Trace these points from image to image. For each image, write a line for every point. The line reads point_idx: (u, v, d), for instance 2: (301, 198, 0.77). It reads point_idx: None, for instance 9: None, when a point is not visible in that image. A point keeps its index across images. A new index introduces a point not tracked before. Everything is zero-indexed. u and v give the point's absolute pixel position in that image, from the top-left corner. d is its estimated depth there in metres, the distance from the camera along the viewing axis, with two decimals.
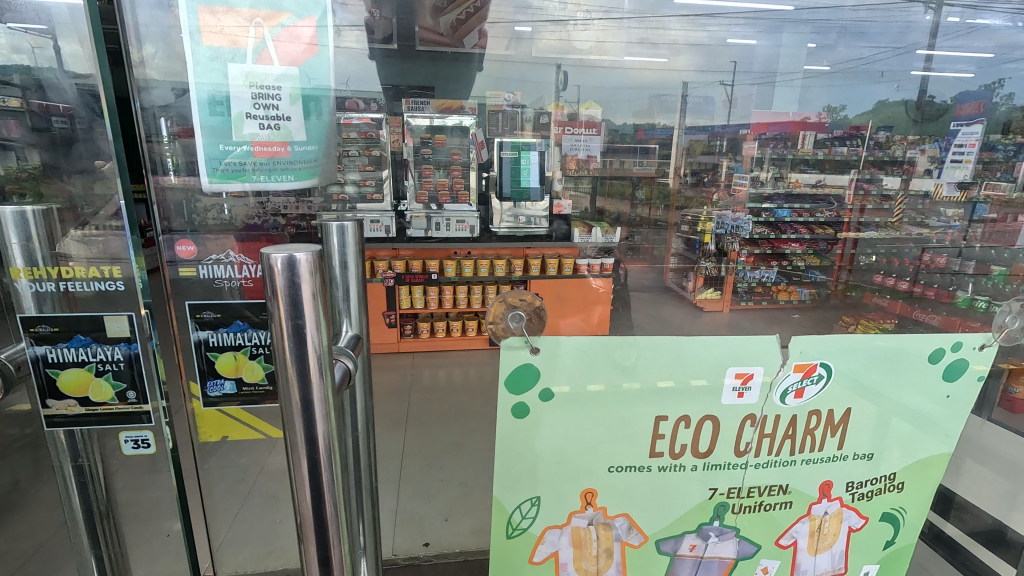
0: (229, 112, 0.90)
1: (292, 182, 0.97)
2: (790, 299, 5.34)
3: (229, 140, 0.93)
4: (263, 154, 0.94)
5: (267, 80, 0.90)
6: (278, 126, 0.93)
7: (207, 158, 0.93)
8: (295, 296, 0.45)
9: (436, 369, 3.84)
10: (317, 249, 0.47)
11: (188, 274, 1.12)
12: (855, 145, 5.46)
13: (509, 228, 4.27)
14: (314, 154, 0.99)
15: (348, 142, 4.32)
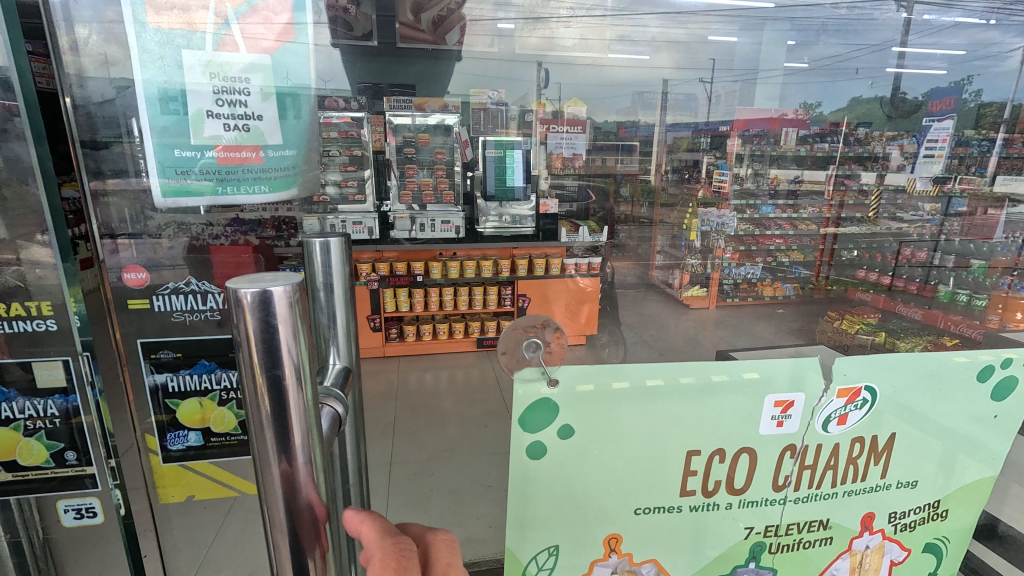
0: (184, 110, 0.83)
1: (265, 193, 0.91)
2: (775, 294, 5.42)
3: (189, 144, 0.86)
4: (230, 160, 0.87)
5: (232, 72, 0.83)
6: (246, 127, 0.86)
7: (160, 165, 0.86)
8: (268, 334, 0.41)
9: (423, 373, 3.76)
10: (298, 281, 0.43)
11: (140, 306, 1.04)
12: (834, 141, 5.42)
13: (495, 228, 4.15)
14: (292, 159, 0.92)
15: (328, 142, 4.19)
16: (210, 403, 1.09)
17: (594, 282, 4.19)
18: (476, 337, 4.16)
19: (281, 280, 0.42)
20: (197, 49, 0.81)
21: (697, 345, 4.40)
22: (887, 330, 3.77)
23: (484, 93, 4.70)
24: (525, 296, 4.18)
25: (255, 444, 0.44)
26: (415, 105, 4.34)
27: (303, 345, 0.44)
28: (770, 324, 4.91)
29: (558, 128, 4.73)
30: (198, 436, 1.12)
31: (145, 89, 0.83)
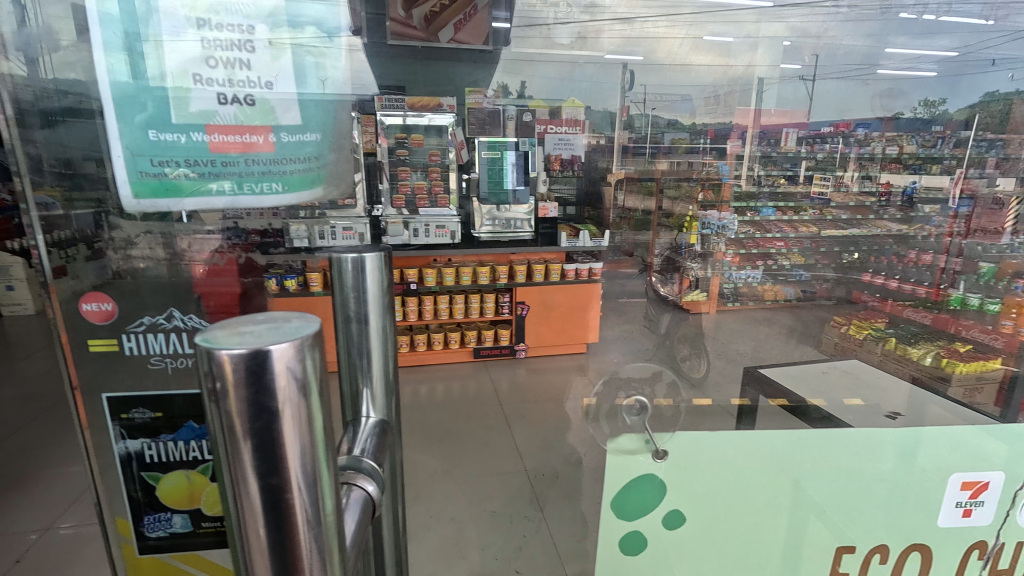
0: (170, 80, 0.59)
1: (280, 191, 0.65)
2: (775, 298, 5.41)
3: (172, 125, 0.60)
4: (227, 147, 0.61)
5: (234, 34, 0.59)
6: (251, 100, 0.61)
7: (133, 152, 0.61)
8: (262, 391, 0.32)
9: (419, 386, 3.57)
10: (306, 329, 0.35)
11: (107, 348, 0.80)
12: (836, 143, 5.34)
13: (490, 233, 4.03)
14: (314, 146, 0.65)
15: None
16: (199, 478, 0.84)
17: (594, 287, 4.09)
18: (473, 347, 3.98)
19: (285, 329, 0.33)
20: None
21: (701, 352, 4.31)
22: (897, 335, 3.71)
23: (479, 92, 4.44)
24: (524, 304, 4.01)
25: (242, 527, 0.35)
26: (409, 105, 4.16)
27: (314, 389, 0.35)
28: (772, 328, 4.84)
29: (556, 128, 4.56)
30: (186, 519, 0.87)
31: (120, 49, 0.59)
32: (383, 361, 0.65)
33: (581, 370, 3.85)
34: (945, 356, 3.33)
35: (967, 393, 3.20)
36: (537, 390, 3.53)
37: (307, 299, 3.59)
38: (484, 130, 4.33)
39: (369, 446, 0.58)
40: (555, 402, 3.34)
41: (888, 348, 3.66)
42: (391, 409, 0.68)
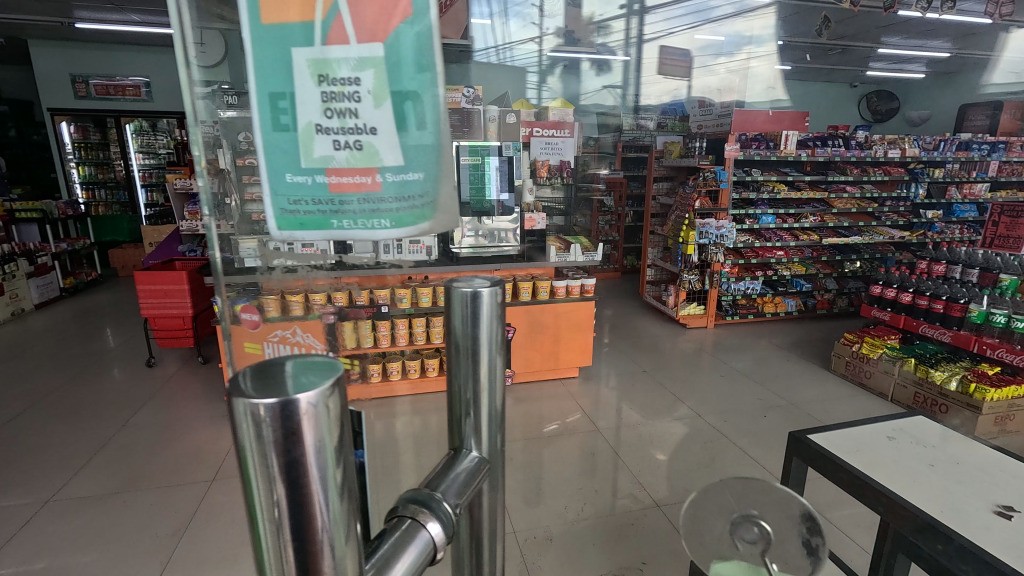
0: (293, 119, 0.45)
1: (390, 231, 0.49)
2: (776, 311, 5.03)
3: (298, 166, 0.47)
4: (342, 189, 0.47)
5: (342, 72, 0.45)
6: (359, 143, 0.46)
7: (274, 188, 0.48)
8: (288, 435, 0.34)
9: None
10: (325, 373, 0.37)
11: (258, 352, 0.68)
12: (837, 146, 4.96)
13: (471, 250, 3.51)
14: (421, 186, 0.48)
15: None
16: None
17: (588, 306, 3.73)
18: None
19: (320, 375, 0.36)
20: (299, 34, 0.44)
21: (700, 371, 4.02)
22: (916, 356, 3.44)
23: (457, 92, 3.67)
24: (510, 326, 3.56)
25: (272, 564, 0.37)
26: None
27: (331, 430, 0.36)
28: (772, 343, 4.59)
29: (542, 133, 4.29)
30: None
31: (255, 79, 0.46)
32: (490, 393, 0.60)
33: (574, 398, 3.53)
34: (973, 380, 3.03)
35: (996, 419, 2.98)
36: (531, 421, 3.20)
37: None
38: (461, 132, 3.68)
39: (455, 487, 0.54)
40: (550, 437, 3.02)
41: (906, 370, 3.37)
42: (495, 446, 0.62)
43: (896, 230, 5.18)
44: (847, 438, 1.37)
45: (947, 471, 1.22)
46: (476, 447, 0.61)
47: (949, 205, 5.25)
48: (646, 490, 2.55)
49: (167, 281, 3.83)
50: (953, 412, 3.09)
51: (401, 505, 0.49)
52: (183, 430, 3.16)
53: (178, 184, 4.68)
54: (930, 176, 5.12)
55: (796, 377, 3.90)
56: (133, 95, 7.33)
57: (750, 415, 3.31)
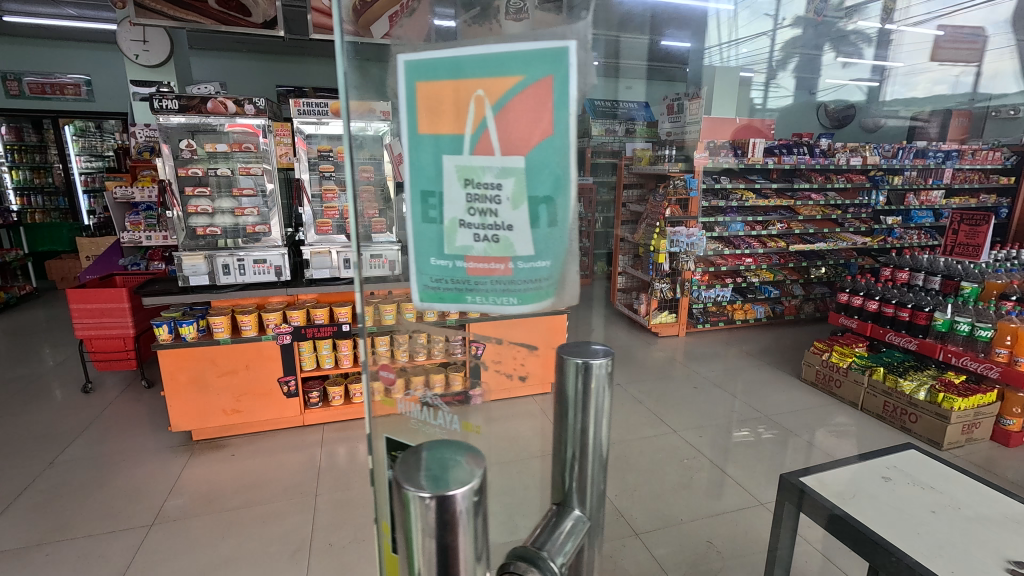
0: (439, 215, 0.44)
1: (518, 307, 0.47)
2: (746, 318, 5.12)
3: (440, 251, 0.46)
4: (476, 273, 0.45)
5: (486, 177, 0.42)
6: (494, 236, 0.44)
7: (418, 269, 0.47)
8: (442, 523, 0.41)
9: (355, 444, 3.10)
10: (473, 472, 0.43)
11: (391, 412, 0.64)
12: (801, 154, 5.00)
13: None
14: (550, 275, 0.45)
15: (193, 162, 2.93)
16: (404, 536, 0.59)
17: None
18: None
19: (464, 468, 0.43)
20: (450, 141, 0.42)
21: (673, 382, 3.97)
22: (884, 365, 3.46)
23: None
24: None
25: None
26: (331, 112, 3.00)
27: (473, 512, 0.42)
28: (743, 350, 4.60)
29: None
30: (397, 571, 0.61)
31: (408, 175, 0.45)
32: (594, 452, 0.58)
33: None
34: (941, 390, 3.06)
35: (963, 428, 3.01)
36: None
37: (208, 347, 2.90)
38: None
39: (560, 549, 0.53)
40: None
41: (875, 379, 3.40)
42: (594, 507, 0.60)
43: (859, 236, 5.28)
44: (842, 481, 1.27)
45: (952, 519, 1.14)
46: (578, 505, 0.58)
47: (908, 211, 5.40)
48: (624, 516, 2.44)
49: (104, 299, 3.52)
50: (923, 421, 3.11)
51: (509, 561, 0.48)
52: (122, 463, 2.89)
53: (117, 193, 4.33)
54: (890, 183, 5.25)
55: (768, 387, 3.89)
56: (73, 94, 6.85)
57: (725, 428, 3.26)
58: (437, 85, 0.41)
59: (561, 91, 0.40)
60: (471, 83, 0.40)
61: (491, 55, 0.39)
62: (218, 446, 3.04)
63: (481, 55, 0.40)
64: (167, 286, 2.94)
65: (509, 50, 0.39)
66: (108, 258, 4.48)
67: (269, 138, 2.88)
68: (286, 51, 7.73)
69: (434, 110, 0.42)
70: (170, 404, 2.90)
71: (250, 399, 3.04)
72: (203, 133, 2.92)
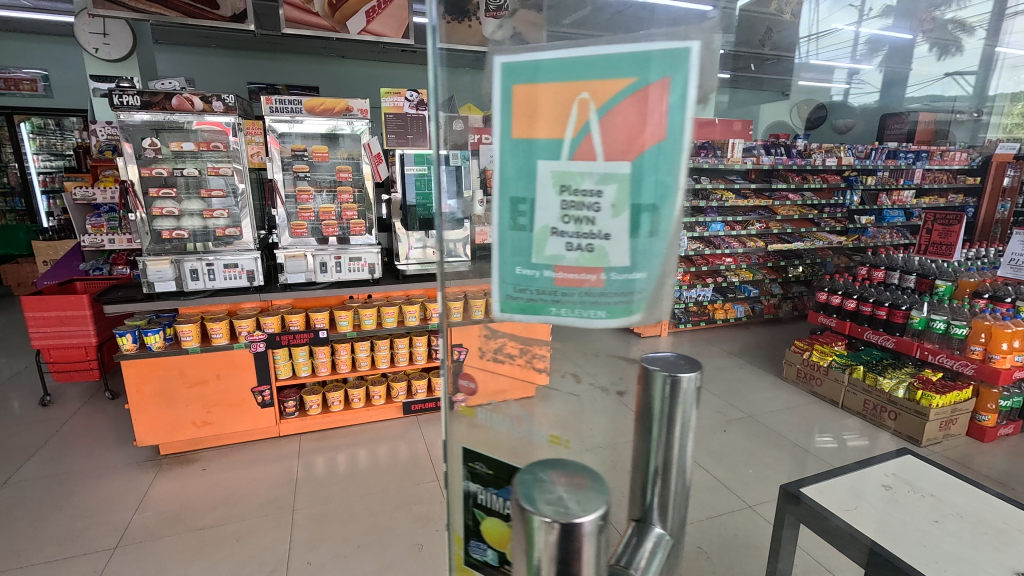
0: (532, 223, 0.46)
1: (605, 321, 0.48)
2: (727, 318, 5.01)
3: (529, 260, 0.47)
4: (564, 285, 0.47)
5: (585, 184, 0.43)
6: (590, 246, 0.45)
7: (502, 278, 0.49)
8: (564, 556, 0.41)
9: (334, 454, 2.99)
10: (575, 495, 0.42)
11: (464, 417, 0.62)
12: (779, 154, 5.03)
13: (418, 267, 3.15)
14: (645, 290, 0.45)
15: (157, 161, 2.76)
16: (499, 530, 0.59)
17: None
18: (402, 401, 3.32)
19: (580, 496, 0.42)
20: (546, 146, 0.43)
21: None
22: (863, 363, 3.51)
23: (400, 92, 3.08)
24: None
25: None
26: (306, 109, 2.79)
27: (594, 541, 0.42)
28: (723, 350, 4.65)
29: None
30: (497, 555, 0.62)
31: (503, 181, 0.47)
32: (680, 471, 0.59)
33: None
34: (919, 387, 3.12)
35: (941, 424, 3.07)
36: None
37: (176, 357, 2.75)
38: (406, 139, 3.12)
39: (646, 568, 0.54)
40: None
41: (855, 377, 3.42)
42: (677, 522, 0.61)
43: (834, 235, 5.37)
44: (843, 490, 1.24)
45: (955, 529, 1.13)
46: (660, 523, 0.59)
47: (881, 211, 5.55)
48: None
49: (62, 307, 3.32)
50: (902, 418, 3.16)
51: None
52: (85, 481, 2.72)
53: (76, 194, 4.10)
54: (863, 183, 5.36)
55: (751, 386, 3.92)
56: (29, 90, 6.50)
57: (710, 429, 3.25)
58: (538, 89, 0.43)
59: (676, 95, 0.40)
60: (578, 85, 0.41)
61: (601, 60, 0.41)
62: (188, 460, 2.89)
63: (589, 57, 0.41)
64: (131, 293, 2.78)
65: (617, 54, 0.40)
66: (67, 262, 4.25)
67: (239, 137, 2.75)
68: (258, 47, 7.52)
69: (534, 116, 0.43)
70: (135, 418, 2.75)
71: (222, 410, 2.90)
72: (167, 131, 2.76)
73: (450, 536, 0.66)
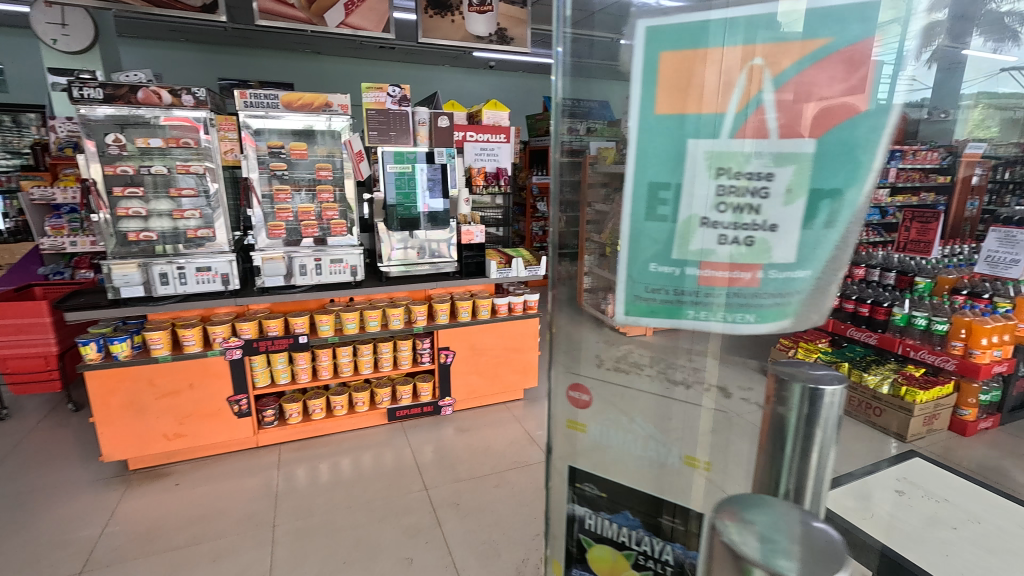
0: (675, 212, 0.51)
1: (754, 321, 0.52)
2: None
3: (670, 254, 0.53)
4: (709, 283, 0.52)
5: (750, 168, 0.47)
6: (749, 240, 0.49)
7: (632, 274, 0.55)
8: None
9: (316, 463, 2.87)
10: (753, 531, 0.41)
11: (576, 433, 0.70)
12: None
13: (401, 268, 3.05)
14: (806, 286, 0.49)
15: (122, 159, 2.59)
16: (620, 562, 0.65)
17: (532, 324, 3.42)
18: (386, 407, 3.20)
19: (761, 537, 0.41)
20: (699, 128, 0.49)
21: None
22: (848, 360, 3.55)
23: (381, 87, 2.99)
24: (448, 349, 3.22)
25: None
26: (283, 104, 2.65)
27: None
28: None
29: (476, 135, 3.44)
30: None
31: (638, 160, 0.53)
32: (816, 493, 0.51)
33: (517, 423, 3.32)
34: (904, 383, 3.16)
35: (925, 419, 3.12)
36: (475, 457, 2.95)
37: (145, 366, 2.59)
38: (388, 137, 2.95)
39: None
40: (497, 474, 2.77)
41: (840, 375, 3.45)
42: None
43: None
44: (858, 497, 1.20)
45: (975, 536, 1.09)
46: None
47: None
48: None
49: (19, 315, 3.14)
50: (887, 415, 3.19)
51: None
52: (46, 500, 2.54)
53: (34, 193, 3.86)
54: None
55: None
56: None
57: None
58: (688, 53, 0.48)
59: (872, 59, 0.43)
60: (745, 59, 0.47)
61: (784, 27, 0.45)
62: (160, 475, 2.73)
63: (751, 37, 0.46)
64: (95, 299, 2.61)
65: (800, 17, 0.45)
66: (25, 266, 4.00)
67: (211, 133, 2.61)
68: (229, 42, 7.26)
69: (686, 93, 0.48)
70: (100, 433, 2.57)
71: (195, 421, 2.74)
72: (132, 127, 2.59)
73: (551, 562, 0.74)
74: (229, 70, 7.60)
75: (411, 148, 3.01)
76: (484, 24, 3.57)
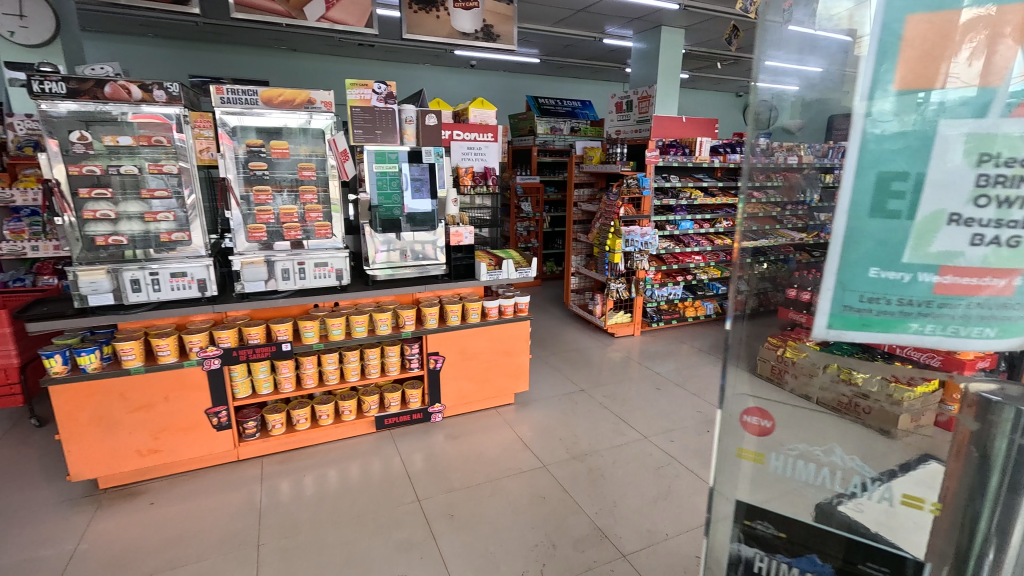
0: (918, 211, 0.57)
1: (988, 333, 0.60)
2: (697, 315, 5.17)
3: (908, 257, 0.59)
4: (954, 290, 0.59)
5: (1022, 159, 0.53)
6: (1010, 242, 0.56)
7: (849, 285, 0.63)
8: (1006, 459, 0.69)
9: (301, 476, 2.75)
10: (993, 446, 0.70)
11: (750, 455, 0.89)
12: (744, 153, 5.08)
13: (387, 271, 2.96)
14: None
15: (88, 158, 2.42)
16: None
17: (523, 327, 3.35)
18: (374, 415, 3.09)
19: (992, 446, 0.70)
20: (969, 119, 0.54)
21: (635, 384, 3.94)
22: None
23: (366, 84, 2.86)
24: (438, 354, 3.12)
25: None
26: (262, 101, 2.56)
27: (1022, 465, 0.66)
28: (694, 347, 4.71)
29: (462, 134, 3.34)
30: None
31: (866, 159, 0.59)
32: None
33: (509, 428, 3.25)
34: None
35: None
36: (467, 465, 2.86)
37: (115, 378, 2.43)
38: (374, 135, 2.86)
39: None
40: (491, 482, 2.69)
41: None
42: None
43: None
44: None
45: None
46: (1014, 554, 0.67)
47: None
48: (608, 537, 2.29)
49: None
50: None
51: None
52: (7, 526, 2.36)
53: None
54: None
55: None
56: None
57: (693, 431, 3.21)
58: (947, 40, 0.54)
59: None
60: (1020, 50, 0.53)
61: None
62: (134, 493, 2.58)
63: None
64: (60, 308, 2.45)
65: None
66: None
67: (185, 132, 2.47)
68: (201, 38, 7.00)
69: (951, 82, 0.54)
70: (67, 450, 2.40)
71: (171, 436, 2.60)
72: (99, 125, 2.43)
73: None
74: (202, 67, 7.35)
75: (400, 147, 2.91)
76: (470, 21, 3.49)
